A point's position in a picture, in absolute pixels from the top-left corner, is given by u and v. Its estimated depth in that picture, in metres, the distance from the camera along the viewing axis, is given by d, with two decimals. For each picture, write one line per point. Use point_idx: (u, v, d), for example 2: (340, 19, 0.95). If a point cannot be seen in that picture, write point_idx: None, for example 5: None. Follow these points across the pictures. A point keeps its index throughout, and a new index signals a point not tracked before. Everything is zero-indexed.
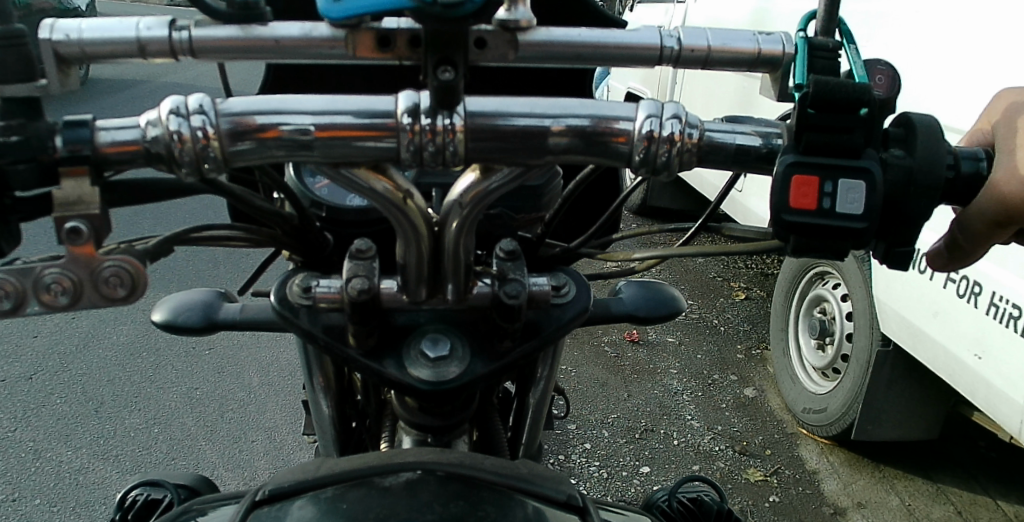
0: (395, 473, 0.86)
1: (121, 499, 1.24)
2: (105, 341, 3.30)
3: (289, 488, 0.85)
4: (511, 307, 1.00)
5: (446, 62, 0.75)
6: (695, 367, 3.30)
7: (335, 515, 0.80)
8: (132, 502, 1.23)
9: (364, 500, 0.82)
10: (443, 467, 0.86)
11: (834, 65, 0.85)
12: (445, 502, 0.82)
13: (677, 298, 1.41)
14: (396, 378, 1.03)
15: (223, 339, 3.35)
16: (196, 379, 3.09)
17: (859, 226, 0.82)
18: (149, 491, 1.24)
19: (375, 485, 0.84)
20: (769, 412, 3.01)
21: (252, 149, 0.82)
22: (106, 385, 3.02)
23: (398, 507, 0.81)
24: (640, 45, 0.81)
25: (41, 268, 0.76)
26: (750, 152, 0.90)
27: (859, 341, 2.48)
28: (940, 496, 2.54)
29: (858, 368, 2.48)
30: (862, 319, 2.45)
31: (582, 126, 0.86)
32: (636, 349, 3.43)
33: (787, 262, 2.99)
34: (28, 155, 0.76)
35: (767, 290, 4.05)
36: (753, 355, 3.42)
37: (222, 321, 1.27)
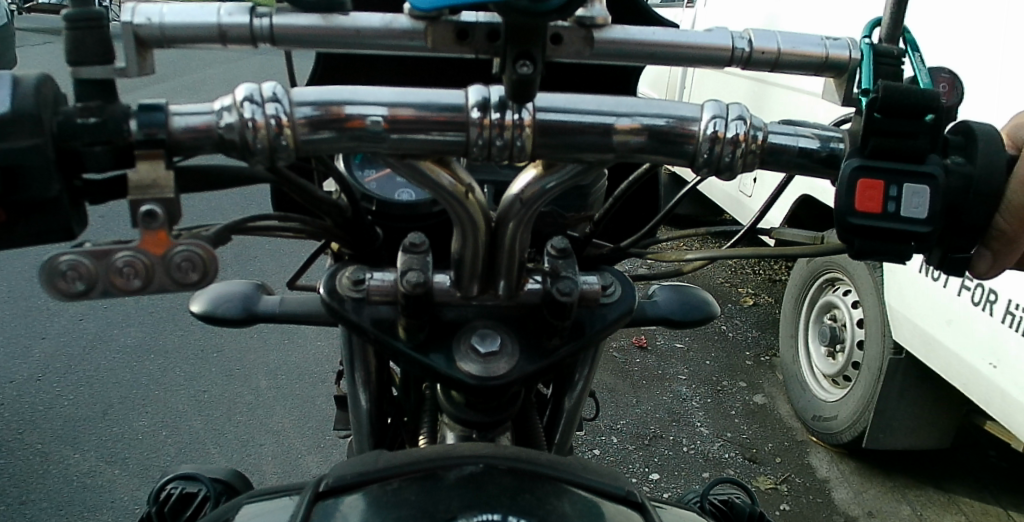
0: (456, 467, 0.88)
1: (157, 491, 1.24)
2: (112, 341, 3.29)
3: (351, 480, 0.87)
4: (563, 304, 1.00)
5: (524, 56, 0.75)
6: (704, 372, 3.32)
7: (404, 505, 0.83)
8: (168, 495, 1.22)
9: (428, 492, 0.85)
10: (504, 462, 0.89)
11: (899, 71, 0.85)
12: (510, 495, 0.85)
13: (711, 302, 1.41)
14: (444, 372, 1.03)
15: (231, 340, 3.35)
16: (204, 381, 3.07)
17: (922, 230, 0.82)
18: (186, 484, 1.24)
19: (440, 478, 0.87)
20: (778, 419, 3.03)
21: (329, 138, 0.83)
22: (114, 387, 3.01)
23: (465, 498, 0.84)
24: (709, 47, 0.82)
25: (112, 252, 0.75)
26: (811, 155, 0.91)
27: (870, 348, 2.50)
28: (953, 506, 2.56)
29: (870, 375, 2.50)
30: (874, 326, 2.48)
31: (653, 125, 0.87)
32: (644, 355, 3.43)
33: (797, 270, 3.04)
34: (104, 137, 0.76)
35: (776, 296, 4.06)
36: (762, 361, 3.44)
37: (262, 313, 1.27)
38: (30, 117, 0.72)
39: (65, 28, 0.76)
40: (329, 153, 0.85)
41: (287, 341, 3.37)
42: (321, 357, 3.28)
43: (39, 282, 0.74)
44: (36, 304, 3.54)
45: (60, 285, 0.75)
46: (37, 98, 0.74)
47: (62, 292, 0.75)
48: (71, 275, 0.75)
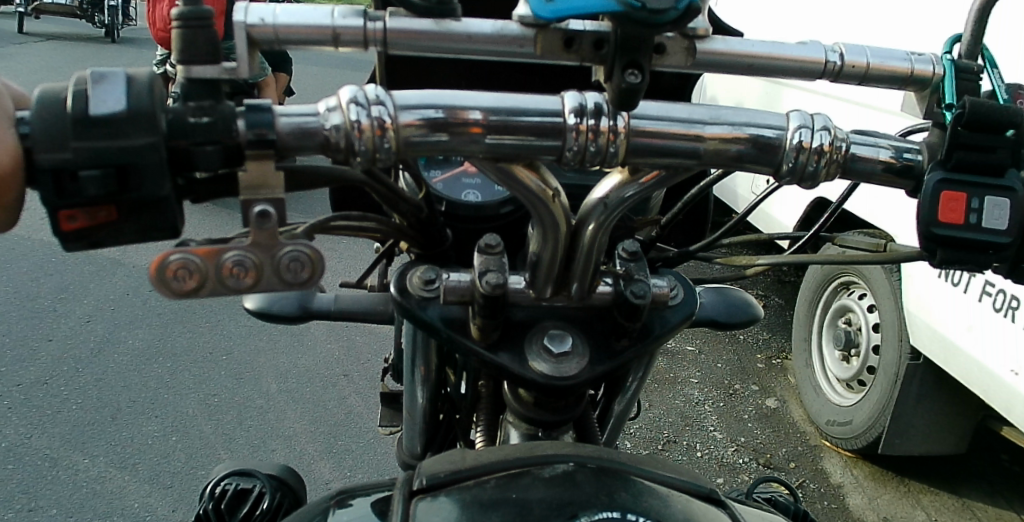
0: (548, 465, 0.91)
1: (211, 488, 1.25)
2: (119, 344, 3.26)
3: (444, 478, 0.91)
4: (637, 306, 1.02)
5: (633, 65, 0.76)
6: (717, 376, 3.38)
7: (506, 503, 0.86)
8: (224, 491, 1.24)
9: (524, 490, 0.87)
10: (593, 461, 0.92)
11: (978, 86, 0.88)
12: (608, 493, 0.87)
13: (753, 306, 1.44)
14: (516, 371, 1.05)
15: (240, 345, 3.33)
16: (213, 385, 3.06)
17: (1003, 241, 0.85)
18: (239, 481, 1.26)
19: (535, 475, 0.90)
20: (791, 423, 3.10)
21: (441, 141, 0.84)
22: (122, 390, 2.98)
23: (565, 495, 0.86)
24: (803, 59, 0.84)
25: (222, 250, 0.76)
26: (889, 166, 0.93)
27: (887, 354, 2.58)
28: (966, 510, 2.64)
29: (886, 380, 2.57)
30: (891, 331, 2.56)
31: (758, 136, 0.89)
32: (656, 357, 3.48)
33: (811, 275, 3.12)
34: (215, 137, 0.77)
35: (786, 299, 4.14)
36: (774, 365, 3.51)
37: (318, 310, 1.28)
38: (147, 115, 0.72)
39: (178, 27, 0.77)
40: (429, 156, 0.85)
41: (297, 346, 3.37)
42: (328, 360, 3.28)
43: (151, 281, 0.75)
44: (40, 307, 3.51)
45: (171, 284, 0.75)
46: (151, 95, 0.73)
47: (171, 289, 0.76)
48: (182, 273, 0.75)
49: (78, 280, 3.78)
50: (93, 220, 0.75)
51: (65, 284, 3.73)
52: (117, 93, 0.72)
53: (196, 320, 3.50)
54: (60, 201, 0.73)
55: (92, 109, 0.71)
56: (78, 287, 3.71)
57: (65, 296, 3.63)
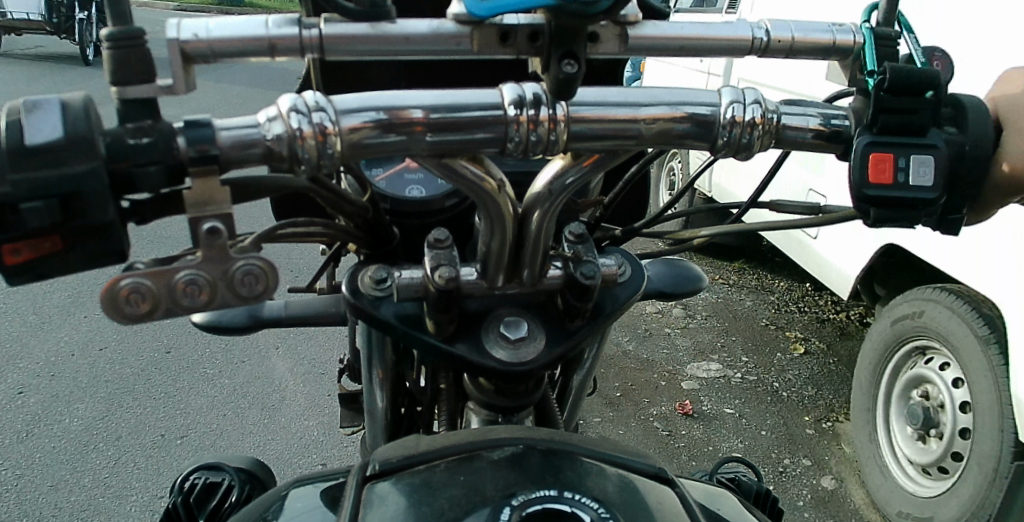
0: (498, 448, 1.03)
1: (180, 482, 1.23)
2: (62, 400, 3.17)
3: (397, 464, 1.02)
4: (587, 287, 1.06)
5: (569, 55, 0.79)
6: (760, 448, 3.08)
7: (455, 485, 0.97)
8: (193, 485, 1.22)
9: (473, 473, 0.99)
10: (542, 444, 1.03)
11: (895, 51, 0.92)
12: (554, 474, 0.98)
13: (697, 271, 1.52)
14: (475, 361, 1.08)
15: (194, 429, 3.05)
16: (160, 489, 2.75)
17: (929, 197, 0.90)
18: (208, 474, 1.24)
19: (485, 458, 1.01)
20: (853, 509, 2.79)
21: (400, 141, 0.85)
22: (47, 492, 2.71)
23: (513, 477, 0.98)
24: (732, 38, 0.87)
25: (174, 270, 0.75)
26: (820, 132, 0.97)
27: (980, 444, 2.26)
28: None
29: (979, 474, 2.25)
30: (988, 417, 2.22)
31: (696, 114, 0.92)
32: (688, 424, 3.20)
33: (877, 333, 2.79)
34: (159, 156, 0.76)
35: (827, 341, 3.88)
36: (824, 429, 3.21)
37: (268, 317, 1.32)
38: (84, 142, 0.71)
39: (108, 47, 0.75)
40: (375, 157, 0.86)
41: (273, 442, 3.02)
42: (304, 450, 2.99)
43: (101, 306, 0.74)
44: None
45: (122, 308, 0.74)
46: (88, 120, 0.72)
47: (124, 315, 0.75)
48: (134, 296, 0.75)
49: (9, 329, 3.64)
50: (38, 252, 0.73)
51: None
52: (52, 120, 0.70)
53: (142, 365, 3.42)
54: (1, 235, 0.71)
55: (27, 138, 0.69)
56: (11, 338, 3.57)
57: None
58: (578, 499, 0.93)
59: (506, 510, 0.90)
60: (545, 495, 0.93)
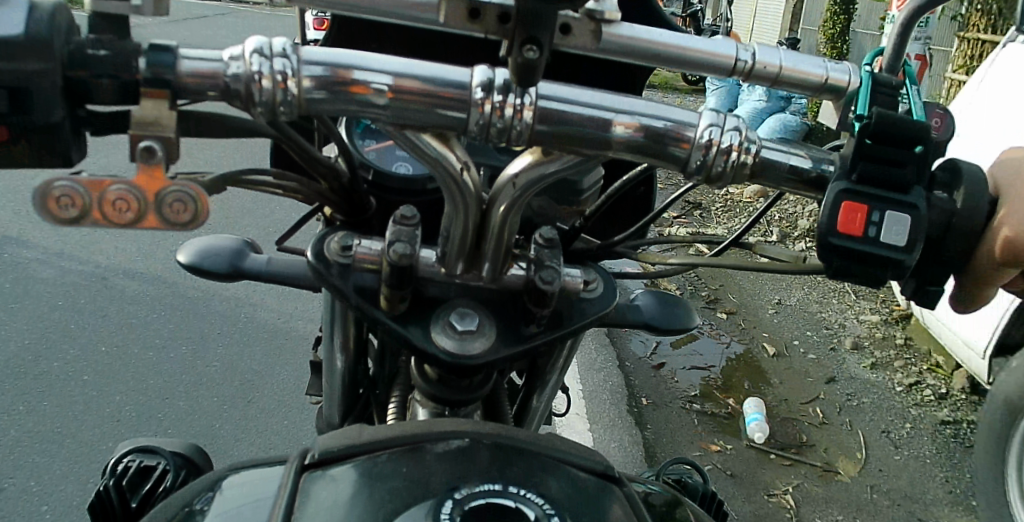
0: (442, 441, 1.02)
1: (113, 465, 1.26)
2: (65, 400, 3.22)
3: (336, 453, 1.00)
4: (544, 293, 1.04)
5: (531, 41, 0.77)
6: None
7: (397, 476, 0.96)
8: (126, 468, 1.24)
9: (417, 464, 0.98)
10: (489, 437, 1.03)
11: (894, 100, 0.86)
12: (500, 468, 0.99)
13: (689, 314, 1.49)
14: (420, 346, 1.06)
15: None
16: None
17: (901, 257, 0.84)
18: (143, 458, 1.26)
19: (428, 450, 1.00)
20: None
21: (326, 98, 0.84)
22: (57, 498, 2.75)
23: (453, 468, 0.97)
24: (713, 53, 0.84)
25: (107, 182, 0.76)
26: (801, 173, 0.93)
27: None
28: None
29: None
30: None
31: (651, 126, 0.89)
32: None
33: None
34: (113, 71, 0.78)
35: None
36: None
37: (249, 269, 1.33)
38: (41, 44, 0.73)
39: None
40: (333, 115, 0.86)
41: None
42: None
43: (33, 207, 0.75)
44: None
45: (53, 210, 0.76)
46: (52, 25, 0.74)
47: (55, 217, 0.76)
48: (65, 200, 0.75)
49: (23, 321, 3.71)
50: None
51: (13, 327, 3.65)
52: (14, 17, 0.73)
53: (148, 361, 3.50)
54: None
55: None
56: (27, 330, 3.65)
57: (16, 342, 3.56)
58: (523, 495, 0.93)
59: (449, 503, 0.88)
60: (489, 489, 0.92)
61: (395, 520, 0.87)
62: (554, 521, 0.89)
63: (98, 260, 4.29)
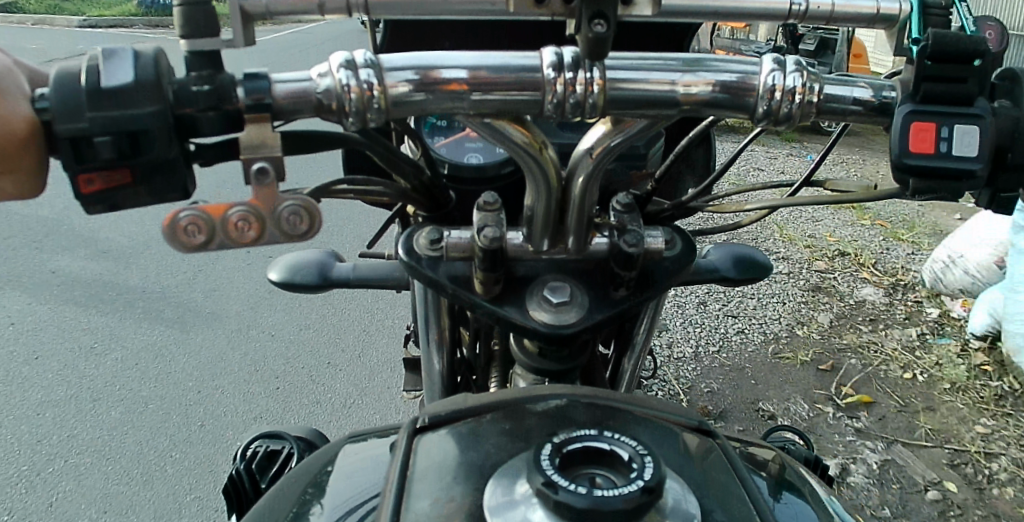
0: (541, 401, 1.09)
1: (243, 450, 1.33)
2: (122, 374, 3.17)
3: (445, 418, 1.07)
4: (631, 256, 1.08)
5: (599, 15, 0.81)
6: None
7: (500, 433, 1.03)
8: (255, 453, 1.32)
9: (518, 422, 1.05)
10: (585, 398, 1.09)
11: (947, 21, 0.90)
12: (598, 423, 1.05)
13: (765, 260, 1.49)
14: (519, 321, 1.11)
15: None
16: None
17: (974, 168, 0.88)
18: (269, 443, 1.34)
19: (529, 410, 1.07)
20: None
21: (425, 99, 0.89)
22: (130, 448, 2.79)
23: (557, 426, 1.04)
24: (767, 4, 0.90)
25: (227, 206, 0.82)
26: (866, 104, 0.97)
27: None
28: None
29: None
30: None
31: (714, 79, 0.93)
32: None
33: None
34: (216, 103, 0.83)
35: None
36: None
37: (337, 278, 1.39)
38: (151, 85, 0.79)
39: (179, 6, 0.84)
40: (417, 115, 0.91)
41: None
42: None
43: (166, 240, 0.82)
44: (37, 346, 3.36)
45: (182, 239, 0.82)
46: (156, 69, 0.80)
47: (187, 245, 0.82)
48: (191, 227, 0.82)
49: (76, 309, 3.64)
50: (109, 183, 0.81)
51: (64, 314, 3.60)
52: (125, 66, 0.79)
53: (212, 340, 3.41)
54: (78, 165, 0.79)
55: (102, 80, 0.78)
56: (79, 318, 3.56)
57: (65, 325, 3.52)
58: (617, 438, 0.95)
59: (547, 449, 0.92)
60: (583, 434, 0.95)
61: (494, 473, 0.94)
62: (647, 460, 0.90)
63: (145, 248, 4.23)
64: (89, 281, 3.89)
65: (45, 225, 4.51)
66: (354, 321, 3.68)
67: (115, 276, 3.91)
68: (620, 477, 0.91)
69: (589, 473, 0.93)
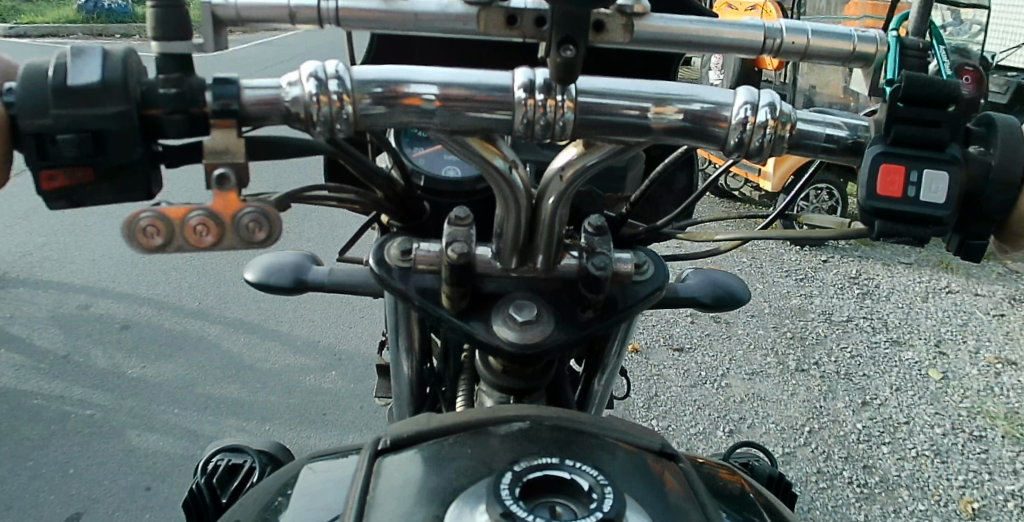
0: (505, 423, 1.09)
1: (204, 463, 1.36)
2: (117, 377, 3.21)
3: (407, 438, 1.07)
4: (598, 278, 1.08)
5: (569, 41, 0.80)
6: None
7: (463, 455, 1.03)
8: (216, 467, 1.34)
9: (481, 444, 1.05)
10: (550, 420, 1.09)
11: (924, 62, 0.89)
12: (560, 446, 1.05)
13: (742, 288, 1.48)
14: (484, 338, 1.11)
15: None
16: None
17: (941, 214, 0.87)
18: (232, 457, 1.37)
19: (492, 432, 1.07)
20: None
21: (384, 113, 0.89)
22: (118, 450, 2.82)
23: (517, 448, 1.04)
24: (742, 35, 0.91)
25: (187, 211, 0.82)
26: (839, 142, 0.96)
27: None
28: None
29: None
30: None
31: (688, 109, 0.93)
32: None
33: None
34: (183, 107, 0.84)
35: None
36: None
37: (312, 282, 1.39)
38: (119, 86, 0.79)
39: (152, 7, 0.84)
40: (386, 128, 0.92)
41: None
42: None
43: (124, 239, 0.82)
44: (36, 345, 3.41)
45: (140, 240, 0.82)
46: (125, 69, 0.80)
47: (145, 246, 0.82)
48: (150, 229, 0.82)
49: (67, 315, 3.65)
50: (71, 180, 0.82)
51: (65, 315, 3.64)
52: (93, 66, 0.79)
53: (198, 351, 3.42)
54: (41, 161, 0.80)
55: (69, 80, 0.78)
56: (70, 324, 3.58)
57: (65, 325, 3.57)
58: (578, 467, 0.95)
59: (508, 477, 0.92)
60: (545, 462, 0.96)
61: (457, 497, 0.94)
62: (607, 490, 0.91)
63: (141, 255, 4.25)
64: (91, 281, 3.93)
65: (47, 227, 4.54)
66: (348, 324, 3.70)
67: (117, 280, 3.96)
68: (580, 507, 0.91)
69: (549, 502, 0.93)
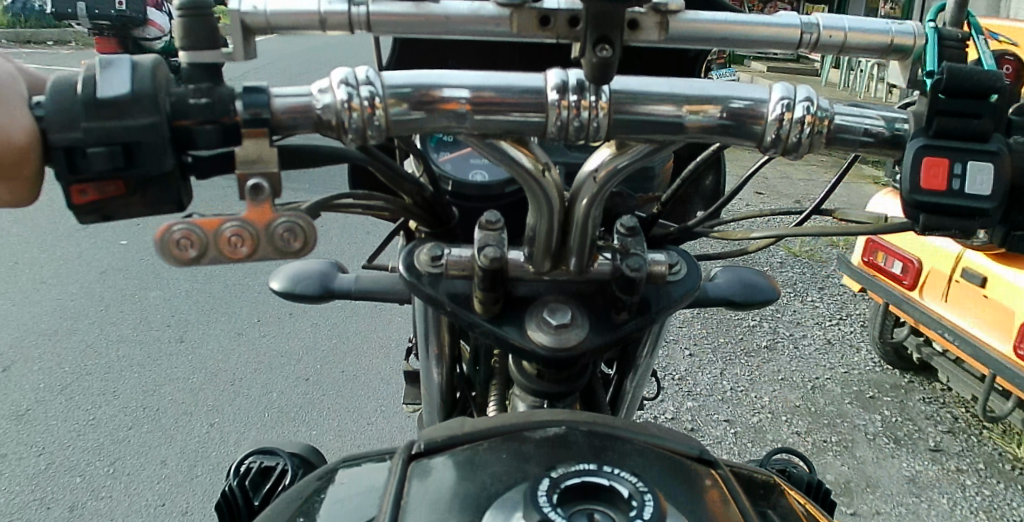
0: (541, 428, 1.07)
1: (237, 466, 1.35)
2: (137, 385, 3.22)
3: (441, 443, 1.06)
4: (632, 280, 1.06)
5: (604, 40, 0.78)
6: None
7: (497, 460, 1.01)
8: (249, 468, 1.34)
9: (517, 450, 1.03)
10: (586, 424, 1.07)
11: (962, 53, 0.88)
12: (597, 452, 1.03)
13: (773, 288, 1.46)
14: (518, 343, 1.10)
15: None
16: None
17: (986, 206, 0.85)
18: (264, 459, 1.36)
19: (528, 438, 1.05)
20: None
21: (414, 118, 0.88)
22: (141, 457, 2.84)
23: (554, 454, 1.02)
24: (778, 33, 0.90)
25: (221, 221, 0.81)
26: (878, 136, 0.95)
27: None
28: None
29: None
30: None
31: (724, 106, 0.91)
32: None
33: None
34: (213, 117, 0.83)
35: None
36: None
37: (338, 290, 1.37)
38: (148, 96, 0.78)
39: (182, 18, 0.84)
40: (418, 134, 0.90)
41: None
42: None
43: (157, 252, 0.81)
44: (57, 354, 3.42)
45: (173, 252, 0.81)
46: (154, 80, 0.79)
47: (178, 259, 0.81)
48: (183, 242, 0.81)
49: (84, 324, 3.67)
50: (102, 193, 0.82)
51: (84, 324, 3.66)
52: (122, 76, 0.78)
53: (217, 360, 3.44)
54: (71, 175, 0.79)
55: (99, 91, 0.77)
56: (88, 333, 3.60)
57: (84, 334, 3.58)
58: (616, 473, 0.94)
59: (545, 483, 0.91)
60: (583, 468, 0.94)
61: (492, 504, 0.93)
62: (647, 498, 0.89)
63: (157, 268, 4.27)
64: (108, 291, 3.95)
65: (62, 237, 4.56)
66: (366, 332, 3.71)
67: (135, 290, 3.97)
68: (618, 515, 0.89)
69: (587, 509, 0.91)
